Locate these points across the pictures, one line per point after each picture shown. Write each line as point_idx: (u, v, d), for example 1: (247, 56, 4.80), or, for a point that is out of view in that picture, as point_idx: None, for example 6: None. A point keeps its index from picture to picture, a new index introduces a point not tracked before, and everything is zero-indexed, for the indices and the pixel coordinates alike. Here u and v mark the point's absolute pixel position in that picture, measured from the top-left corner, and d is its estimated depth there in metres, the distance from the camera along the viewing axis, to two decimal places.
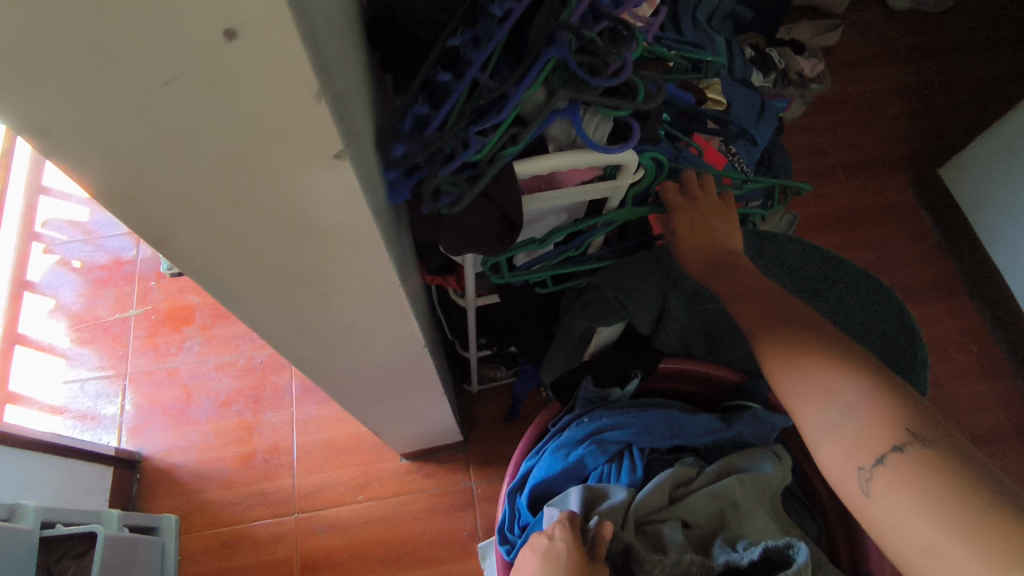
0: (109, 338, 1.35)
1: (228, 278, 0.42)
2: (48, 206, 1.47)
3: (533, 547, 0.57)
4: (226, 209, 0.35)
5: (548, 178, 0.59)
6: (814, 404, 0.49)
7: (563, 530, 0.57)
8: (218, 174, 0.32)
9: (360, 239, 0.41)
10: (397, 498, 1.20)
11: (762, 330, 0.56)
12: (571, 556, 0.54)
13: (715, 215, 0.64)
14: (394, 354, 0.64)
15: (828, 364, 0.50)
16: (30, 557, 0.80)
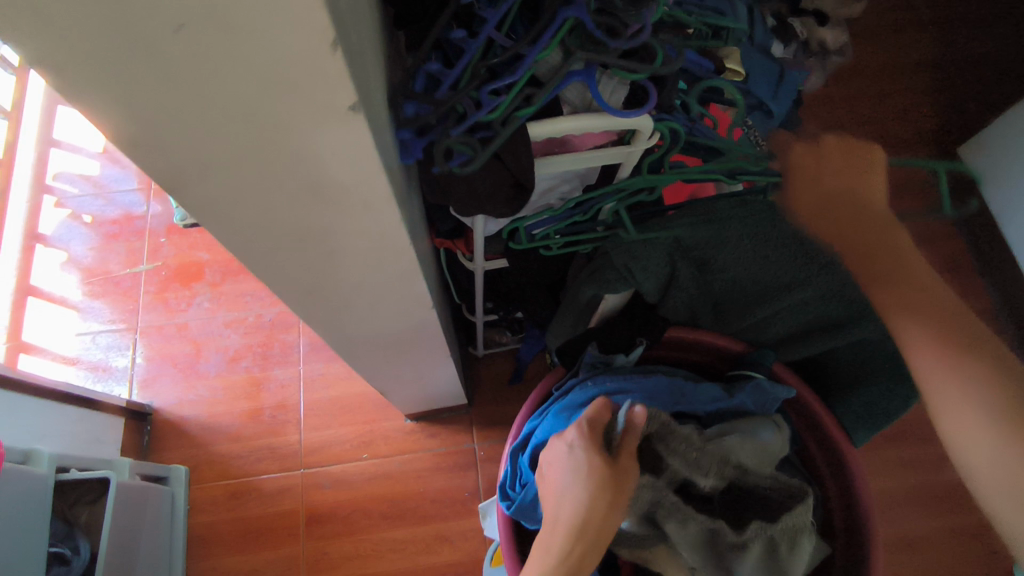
0: (120, 292, 1.37)
1: (241, 233, 0.42)
2: (58, 159, 1.47)
3: (558, 453, 0.57)
4: (239, 161, 0.35)
5: (561, 143, 0.58)
6: (948, 388, 0.55)
7: (589, 433, 0.56)
8: (231, 125, 0.32)
9: (373, 198, 0.41)
10: (401, 456, 1.22)
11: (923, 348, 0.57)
12: (596, 461, 0.53)
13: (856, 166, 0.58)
14: (402, 316, 0.65)
15: (982, 373, 0.53)
16: (44, 501, 0.82)
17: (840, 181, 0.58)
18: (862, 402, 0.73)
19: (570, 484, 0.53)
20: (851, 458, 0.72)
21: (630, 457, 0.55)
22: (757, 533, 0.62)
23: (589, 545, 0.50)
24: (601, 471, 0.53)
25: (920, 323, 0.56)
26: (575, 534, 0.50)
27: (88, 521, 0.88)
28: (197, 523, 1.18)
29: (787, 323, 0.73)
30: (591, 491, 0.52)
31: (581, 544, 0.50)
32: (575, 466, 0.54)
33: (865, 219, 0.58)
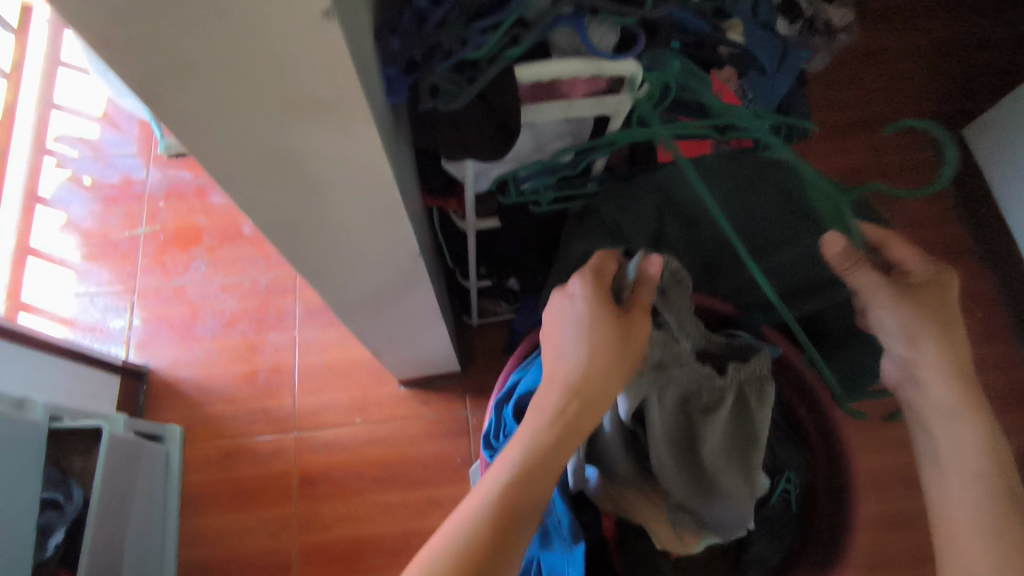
0: (118, 254, 1.37)
1: (221, 148, 0.43)
2: (58, 121, 1.47)
3: (559, 308, 0.53)
4: (216, 68, 0.35)
5: (550, 90, 0.58)
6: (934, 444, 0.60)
7: (599, 283, 0.52)
8: (206, 25, 0.32)
9: (350, 118, 0.42)
10: (394, 421, 1.23)
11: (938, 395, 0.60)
12: (603, 313, 0.50)
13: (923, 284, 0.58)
14: (386, 257, 0.65)
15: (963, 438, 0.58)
16: (38, 446, 0.83)
17: (937, 308, 0.57)
18: (849, 363, 0.73)
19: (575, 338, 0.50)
20: (837, 419, 0.71)
21: (641, 309, 0.52)
22: (733, 383, 0.58)
23: (589, 394, 0.49)
24: (609, 321, 0.50)
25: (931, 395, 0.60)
26: (576, 386, 0.49)
27: (83, 468, 0.89)
28: (191, 481, 1.20)
29: (780, 283, 0.71)
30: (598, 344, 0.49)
31: (583, 395, 0.49)
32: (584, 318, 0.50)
33: (953, 345, 0.56)
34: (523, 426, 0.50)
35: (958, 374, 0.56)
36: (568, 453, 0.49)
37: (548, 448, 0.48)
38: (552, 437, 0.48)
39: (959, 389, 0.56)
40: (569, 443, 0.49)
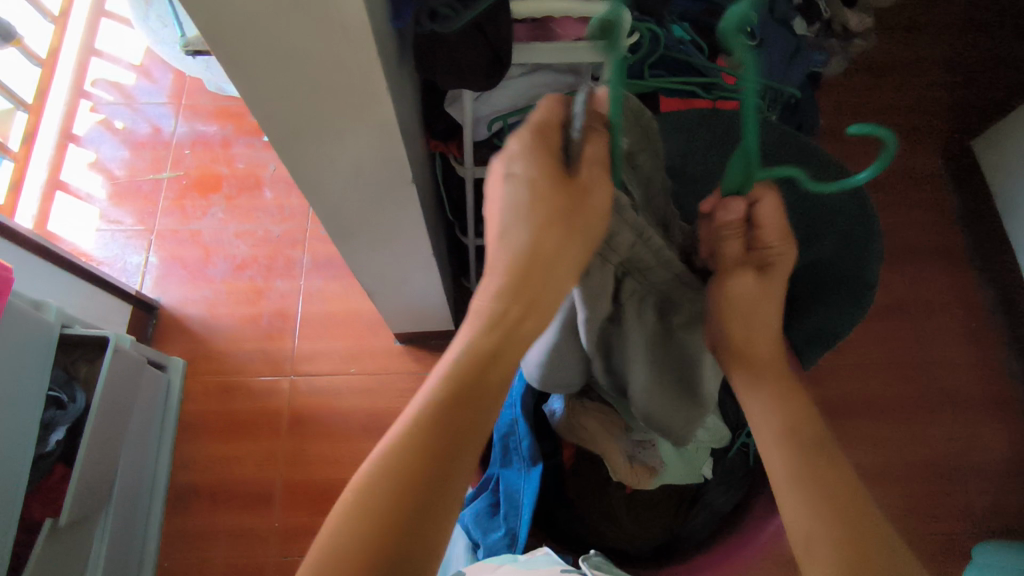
0: (141, 195, 1.44)
1: (230, 38, 0.48)
2: (98, 67, 1.55)
3: (494, 176, 0.47)
4: None
5: (544, 32, 0.62)
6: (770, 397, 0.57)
7: (546, 151, 0.44)
8: None
9: (348, 14, 0.47)
10: (386, 373, 1.28)
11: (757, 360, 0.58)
12: (551, 188, 0.44)
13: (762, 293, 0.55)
14: (381, 185, 0.69)
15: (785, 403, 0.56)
16: (50, 347, 0.89)
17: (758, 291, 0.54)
18: (813, 326, 0.73)
19: (523, 220, 0.45)
20: None
21: (596, 176, 0.44)
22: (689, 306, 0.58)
23: (534, 281, 0.47)
24: (549, 199, 0.44)
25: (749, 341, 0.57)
26: (521, 277, 0.47)
27: (87, 375, 0.95)
28: (189, 411, 1.25)
29: None
30: (546, 224, 0.45)
31: (528, 288, 0.47)
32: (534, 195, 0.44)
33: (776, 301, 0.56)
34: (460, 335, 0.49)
35: (763, 328, 0.57)
36: (513, 359, 0.49)
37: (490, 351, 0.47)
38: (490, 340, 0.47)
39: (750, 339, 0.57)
40: (511, 345, 0.48)
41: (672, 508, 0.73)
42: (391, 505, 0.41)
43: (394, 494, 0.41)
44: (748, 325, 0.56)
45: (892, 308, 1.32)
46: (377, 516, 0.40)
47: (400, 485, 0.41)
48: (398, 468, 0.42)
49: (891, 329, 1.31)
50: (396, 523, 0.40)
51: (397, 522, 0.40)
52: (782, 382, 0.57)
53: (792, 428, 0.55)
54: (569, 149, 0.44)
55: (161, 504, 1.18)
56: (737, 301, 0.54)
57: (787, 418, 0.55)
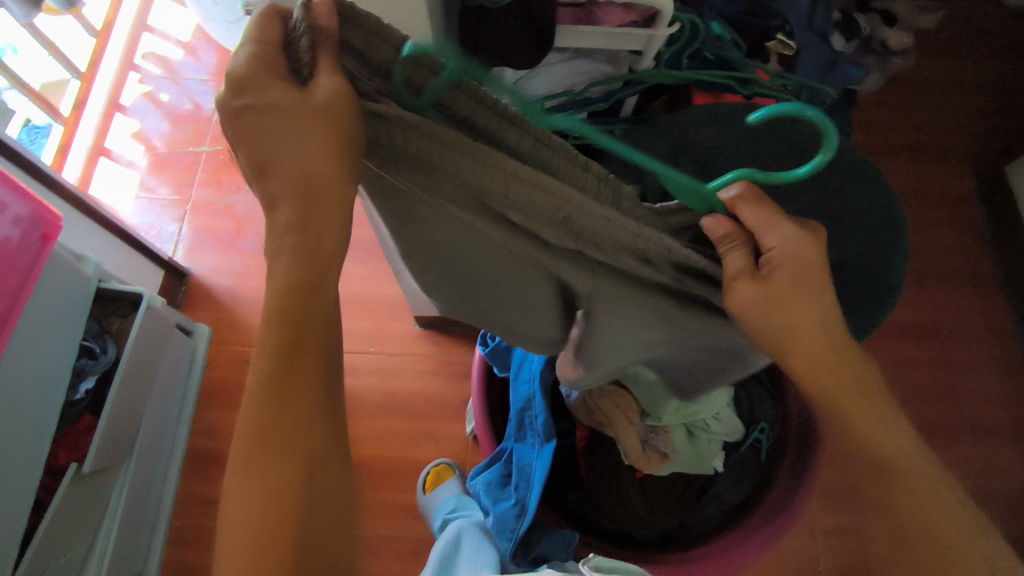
0: (180, 166, 1.48)
1: None
2: (148, 42, 1.60)
3: None
4: None
5: (588, 15, 0.64)
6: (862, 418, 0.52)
7: (254, 67, 0.37)
8: None
9: None
10: (406, 355, 1.32)
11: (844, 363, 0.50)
12: (277, 106, 0.38)
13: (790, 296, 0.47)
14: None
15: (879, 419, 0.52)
16: (87, 298, 0.92)
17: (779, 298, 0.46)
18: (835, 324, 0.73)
19: (263, 144, 0.39)
20: None
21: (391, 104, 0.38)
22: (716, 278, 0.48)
23: (315, 194, 0.40)
24: (283, 114, 0.38)
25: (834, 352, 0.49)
26: (292, 199, 0.41)
27: (119, 329, 0.98)
28: (211, 378, 1.29)
29: None
30: (286, 142, 0.39)
31: (311, 203, 0.40)
32: (254, 115, 0.38)
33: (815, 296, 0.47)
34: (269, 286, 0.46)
35: (823, 339, 0.49)
36: (325, 292, 0.46)
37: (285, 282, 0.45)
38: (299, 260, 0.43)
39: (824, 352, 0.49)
40: (317, 282, 0.45)
41: (678, 498, 0.73)
42: (261, 445, 0.46)
43: (265, 433, 0.46)
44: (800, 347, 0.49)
45: (915, 329, 1.31)
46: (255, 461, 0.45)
47: (269, 427, 0.46)
48: (259, 417, 0.46)
49: (911, 349, 1.30)
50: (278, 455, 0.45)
51: (278, 451, 0.45)
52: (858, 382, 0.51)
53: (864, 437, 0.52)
54: (304, 68, 0.38)
55: (178, 466, 1.21)
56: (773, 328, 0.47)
57: (866, 429, 0.52)
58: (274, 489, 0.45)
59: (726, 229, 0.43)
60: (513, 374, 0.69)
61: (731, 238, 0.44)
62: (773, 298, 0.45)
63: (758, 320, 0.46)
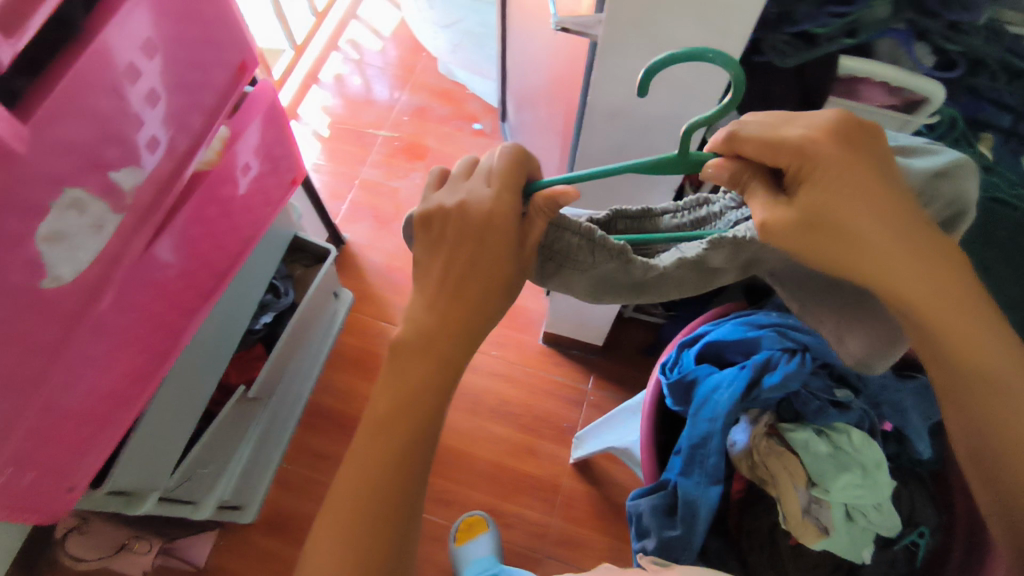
0: (358, 144, 1.60)
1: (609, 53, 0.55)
2: (355, 29, 1.76)
3: (447, 194, 0.50)
4: None
5: (850, 91, 0.64)
6: (969, 335, 0.45)
7: (496, 216, 0.47)
8: None
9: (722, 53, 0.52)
10: (526, 368, 1.38)
11: (935, 266, 0.42)
12: (494, 239, 0.48)
13: (848, 220, 0.41)
14: (638, 184, 0.71)
15: (975, 333, 0.45)
16: (286, 244, 1.01)
17: (819, 223, 0.41)
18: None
19: (462, 271, 0.49)
20: None
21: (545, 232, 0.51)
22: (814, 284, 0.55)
23: (467, 318, 0.50)
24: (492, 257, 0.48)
25: (926, 261, 0.42)
26: (433, 346, 0.50)
27: (301, 276, 1.09)
28: (344, 341, 1.38)
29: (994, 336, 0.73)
30: (477, 273, 0.49)
31: (452, 340, 0.50)
32: (473, 246, 0.48)
33: (870, 208, 0.40)
34: (356, 442, 0.51)
35: (901, 243, 0.42)
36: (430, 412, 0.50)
37: (414, 360, 0.50)
38: (439, 346, 0.50)
39: (906, 261, 0.42)
40: (411, 411, 0.50)
41: None
42: (370, 467, 0.49)
43: (372, 459, 0.50)
44: (875, 276, 0.43)
45: None
46: (349, 483, 0.49)
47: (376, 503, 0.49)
48: (368, 444, 0.50)
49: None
50: (385, 479, 0.49)
51: (385, 520, 0.49)
52: (962, 286, 0.43)
53: (962, 341, 0.45)
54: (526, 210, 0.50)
55: (298, 415, 1.28)
56: (839, 260, 0.42)
57: (964, 356, 0.45)
58: (368, 513, 0.48)
59: (725, 165, 0.43)
60: (692, 413, 0.69)
61: (741, 174, 0.43)
62: (816, 228, 0.41)
63: (814, 255, 0.42)
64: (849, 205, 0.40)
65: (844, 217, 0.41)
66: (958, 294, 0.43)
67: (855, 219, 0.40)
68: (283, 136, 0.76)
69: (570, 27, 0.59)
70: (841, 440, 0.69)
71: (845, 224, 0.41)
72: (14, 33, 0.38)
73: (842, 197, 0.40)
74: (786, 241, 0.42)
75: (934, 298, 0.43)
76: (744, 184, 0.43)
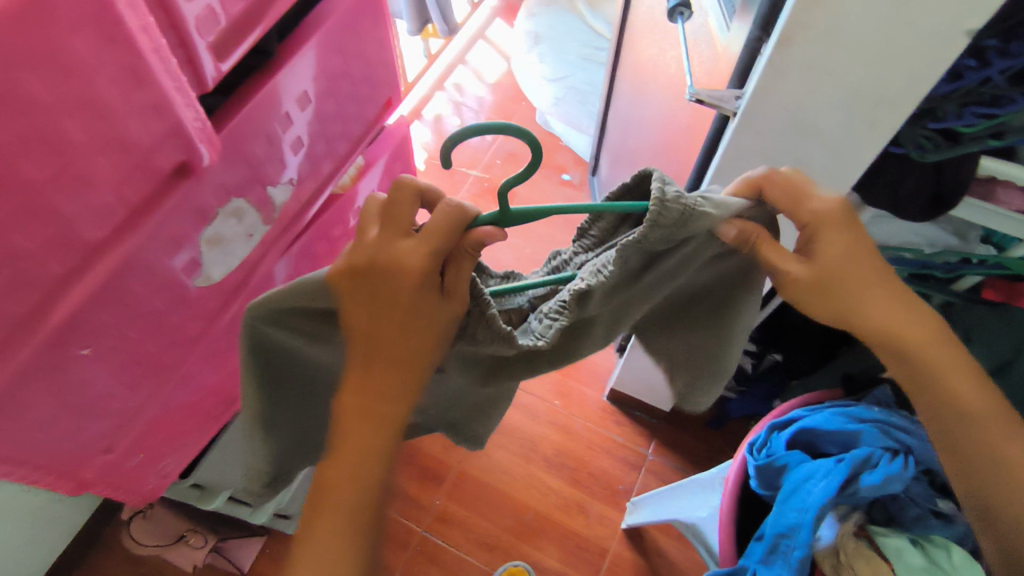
0: (449, 180, 1.65)
1: (748, 130, 0.56)
2: (461, 73, 1.85)
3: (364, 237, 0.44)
4: (822, 63, 0.48)
5: (986, 191, 0.62)
6: (953, 380, 0.51)
7: (416, 269, 0.42)
8: (854, 47, 0.46)
9: (865, 137, 0.53)
10: (586, 423, 1.36)
11: (908, 325, 0.49)
12: (416, 292, 0.43)
13: (844, 275, 0.47)
14: None
15: (957, 378, 0.51)
16: None
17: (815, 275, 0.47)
18: None
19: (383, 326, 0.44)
20: None
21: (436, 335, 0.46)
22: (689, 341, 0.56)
23: (397, 372, 0.46)
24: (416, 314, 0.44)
25: (903, 318, 0.49)
26: (375, 401, 0.46)
27: None
28: None
29: None
30: (399, 326, 0.44)
31: (389, 392, 0.46)
32: (399, 313, 0.44)
33: (863, 263, 0.47)
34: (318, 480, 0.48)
35: (889, 293, 0.48)
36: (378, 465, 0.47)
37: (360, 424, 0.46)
38: (387, 409, 0.47)
39: (890, 316, 0.49)
40: (361, 453, 0.47)
41: None
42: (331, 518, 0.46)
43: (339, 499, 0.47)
44: (868, 325, 0.49)
45: None
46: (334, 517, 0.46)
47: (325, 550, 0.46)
48: (345, 481, 0.46)
49: None
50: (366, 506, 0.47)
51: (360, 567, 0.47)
52: (936, 341, 0.50)
53: (948, 388, 0.51)
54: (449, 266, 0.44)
55: None
56: (836, 307, 0.48)
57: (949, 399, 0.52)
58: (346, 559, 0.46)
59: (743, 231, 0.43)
60: (780, 498, 0.66)
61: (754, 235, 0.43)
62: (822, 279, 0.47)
63: (809, 304, 0.48)
64: (844, 261, 0.46)
65: (837, 273, 0.47)
66: (932, 347, 0.50)
67: (845, 270, 0.47)
68: (408, 170, 0.81)
69: (705, 100, 0.60)
70: (940, 556, 0.63)
71: (835, 277, 0.47)
72: (224, 56, 0.43)
73: (837, 250, 0.46)
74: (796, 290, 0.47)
75: (927, 343, 0.50)
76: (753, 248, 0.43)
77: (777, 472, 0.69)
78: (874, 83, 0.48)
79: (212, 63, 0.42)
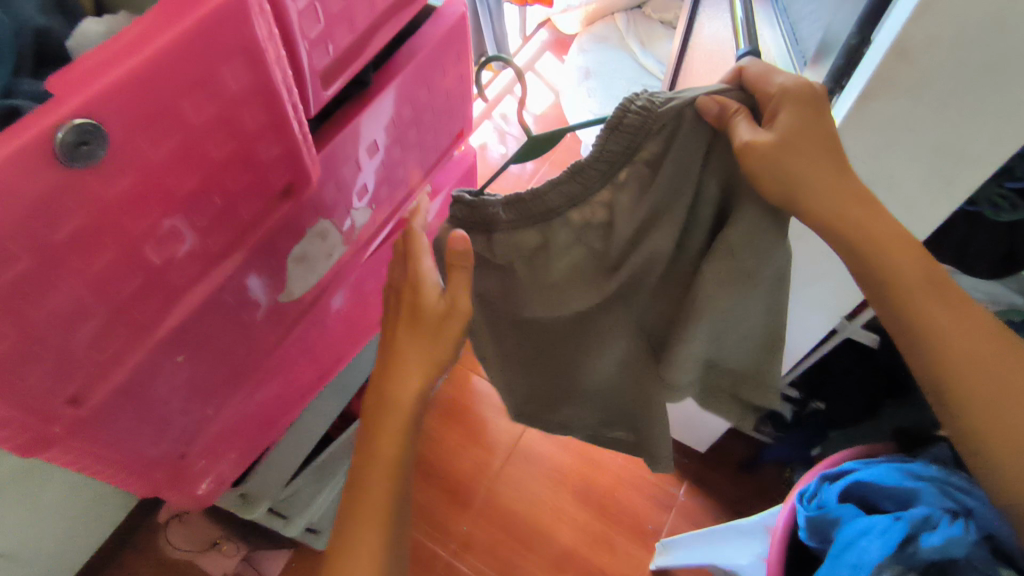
0: None
1: None
2: (508, 104, 1.88)
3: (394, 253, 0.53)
4: (903, 117, 0.48)
5: None
6: (926, 295, 0.49)
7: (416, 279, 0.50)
8: (937, 105, 0.47)
9: (941, 191, 0.53)
10: (617, 458, 1.34)
11: (890, 252, 0.48)
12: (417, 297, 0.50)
13: (810, 162, 0.46)
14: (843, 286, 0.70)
15: (934, 290, 0.49)
16: None
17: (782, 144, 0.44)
18: None
19: (400, 328, 0.51)
20: None
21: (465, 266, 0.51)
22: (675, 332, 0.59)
23: (412, 351, 0.50)
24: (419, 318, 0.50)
25: (887, 238, 0.48)
26: (390, 385, 0.50)
27: None
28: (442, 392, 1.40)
29: None
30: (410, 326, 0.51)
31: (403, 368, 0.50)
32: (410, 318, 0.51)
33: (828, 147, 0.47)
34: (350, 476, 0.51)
35: (848, 191, 0.47)
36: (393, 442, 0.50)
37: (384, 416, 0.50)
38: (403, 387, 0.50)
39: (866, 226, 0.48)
40: (384, 443, 0.50)
41: None
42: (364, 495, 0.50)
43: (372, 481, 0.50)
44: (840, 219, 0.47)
45: None
46: (372, 482, 0.50)
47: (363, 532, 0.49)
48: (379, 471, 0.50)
49: None
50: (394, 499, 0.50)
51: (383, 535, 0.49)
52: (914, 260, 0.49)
53: (921, 305, 0.49)
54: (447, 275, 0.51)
55: None
56: (806, 189, 0.46)
57: (927, 316, 0.49)
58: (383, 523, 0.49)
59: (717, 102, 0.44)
60: (835, 552, 0.65)
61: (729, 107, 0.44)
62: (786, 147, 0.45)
63: (768, 179, 0.44)
64: (814, 147, 0.46)
65: (810, 158, 0.46)
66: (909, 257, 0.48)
67: (818, 161, 0.46)
68: None
69: None
70: None
71: (807, 164, 0.46)
72: (328, 85, 0.45)
73: (795, 124, 0.45)
74: (764, 168, 0.43)
75: (912, 268, 0.48)
76: (729, 121, 0.44)
77: (825, 524, 0.68)
78: (956, 140, 0.49)
79: (317, 91, 0.45)
